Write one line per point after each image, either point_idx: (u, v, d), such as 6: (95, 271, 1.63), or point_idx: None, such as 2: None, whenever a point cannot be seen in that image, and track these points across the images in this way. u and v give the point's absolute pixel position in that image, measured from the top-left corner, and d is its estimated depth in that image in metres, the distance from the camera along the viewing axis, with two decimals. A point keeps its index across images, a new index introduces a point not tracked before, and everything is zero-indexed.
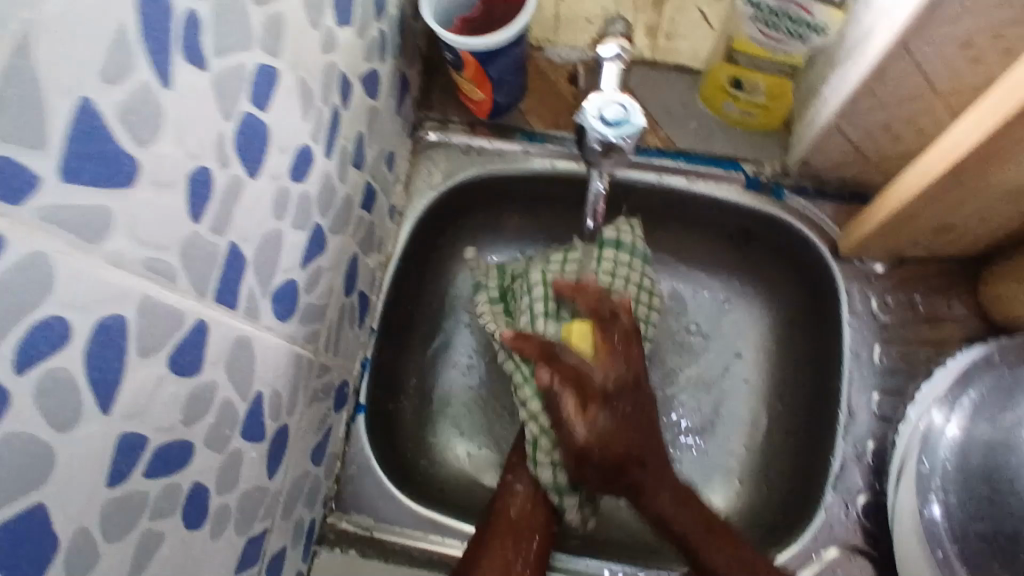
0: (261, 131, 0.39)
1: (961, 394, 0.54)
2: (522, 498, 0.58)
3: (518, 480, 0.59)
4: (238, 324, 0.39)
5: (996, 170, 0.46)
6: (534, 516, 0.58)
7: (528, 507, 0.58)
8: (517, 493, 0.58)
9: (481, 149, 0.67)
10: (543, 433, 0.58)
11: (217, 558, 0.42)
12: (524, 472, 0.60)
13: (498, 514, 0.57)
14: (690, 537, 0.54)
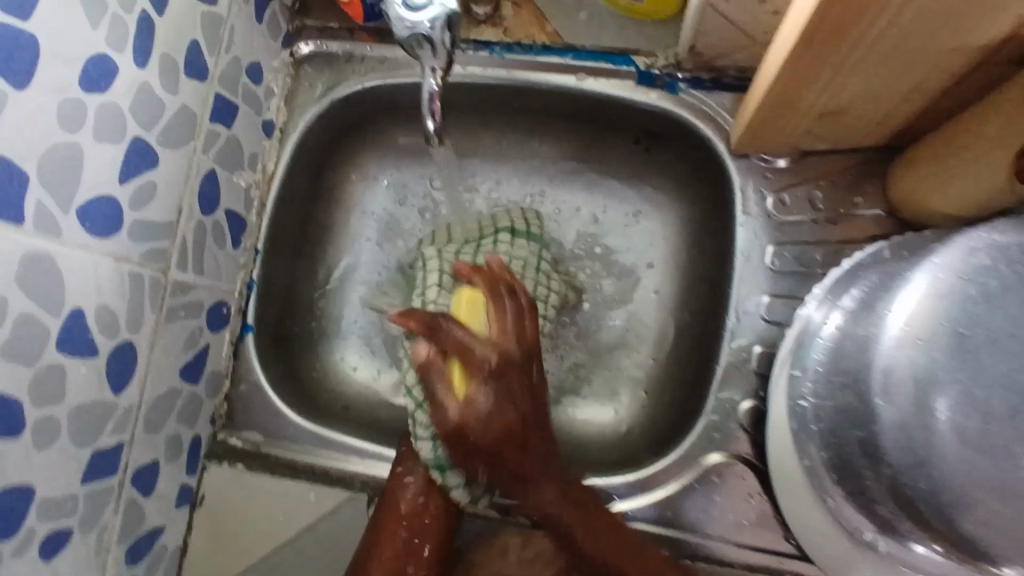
0: (22, 36, 0.37)
1: (845, 293, 0.49)
2: (414, 494, 0.55)
3: (409, 471, 0.56)
4: (27, 240, 0.39)
5: (848, 42, 0.41)
6: (427, 509, 0.55)
7: (420, 501, 0.55)
8: (408, 489, 0.55)
9: (362, 56, 0.63)
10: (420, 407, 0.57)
11: (51, 468, 0.44)
12: (416, 463, 0.57)
13: (387, 511, 0.55)
14: (582, 540, 0.50)
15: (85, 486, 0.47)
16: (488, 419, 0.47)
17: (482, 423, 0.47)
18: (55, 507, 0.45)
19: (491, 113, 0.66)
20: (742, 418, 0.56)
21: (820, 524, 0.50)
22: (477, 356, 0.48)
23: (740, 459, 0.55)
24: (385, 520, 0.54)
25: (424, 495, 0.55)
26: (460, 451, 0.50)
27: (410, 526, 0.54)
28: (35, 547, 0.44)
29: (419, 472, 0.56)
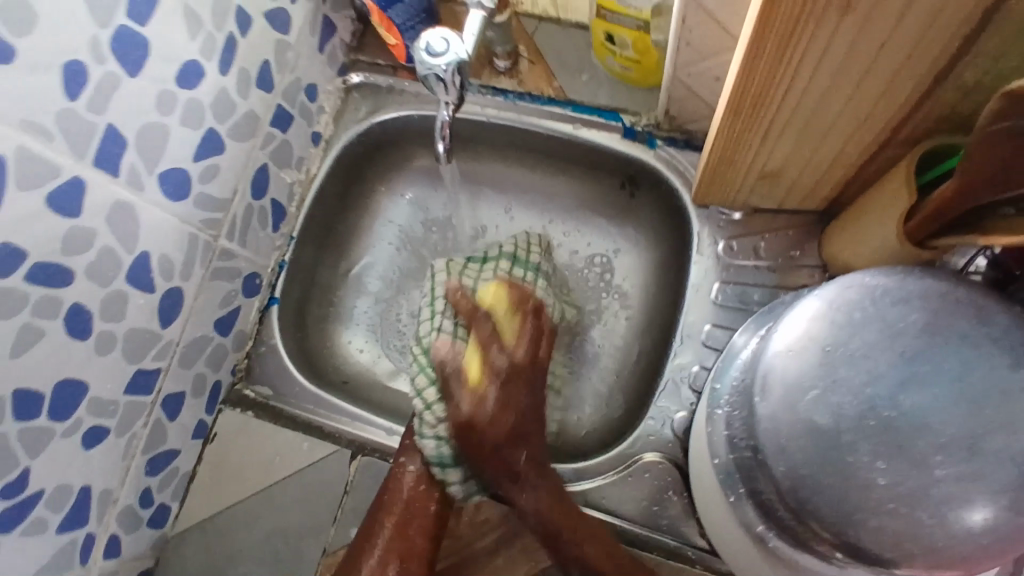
0: (141, 41, 0.51)
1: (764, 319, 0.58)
2: (412, 483, 0.62)
3: (409, 462, 0.63)
4: (118, 189, 0.52)
5: (764, 111, 0.52)
6: (427, 496, 0.63)
7: (420, 489, 0.62)
8: (407, 481, 0.63)
9: (402, 89, 0.77)
10: (430, 409, 0.64)
11: (104, 372, 0.55)
12: (414, 455, 0.64)
13: (390, 495, 0.62)
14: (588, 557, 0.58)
15: (126, 395, 0.58)
16: (495, 416, 0.60)
17: (489, 417, 0.60)
18: (101, 404, 0.56)
19: (504, 148, 0.79)
20: (676, 428, 0.65)
21: (728, 525, 0.58)
22: (496, 357, 0.62)
23: (669, 461, 0.65)
24: (386, 509, 0.62)
25: (422, 485, 0.63)
26: (472, 444, 0.61)
27: (409, 512, 0.62)
28: (79, 433, 0.55)
29: (420, 463, 0.63)
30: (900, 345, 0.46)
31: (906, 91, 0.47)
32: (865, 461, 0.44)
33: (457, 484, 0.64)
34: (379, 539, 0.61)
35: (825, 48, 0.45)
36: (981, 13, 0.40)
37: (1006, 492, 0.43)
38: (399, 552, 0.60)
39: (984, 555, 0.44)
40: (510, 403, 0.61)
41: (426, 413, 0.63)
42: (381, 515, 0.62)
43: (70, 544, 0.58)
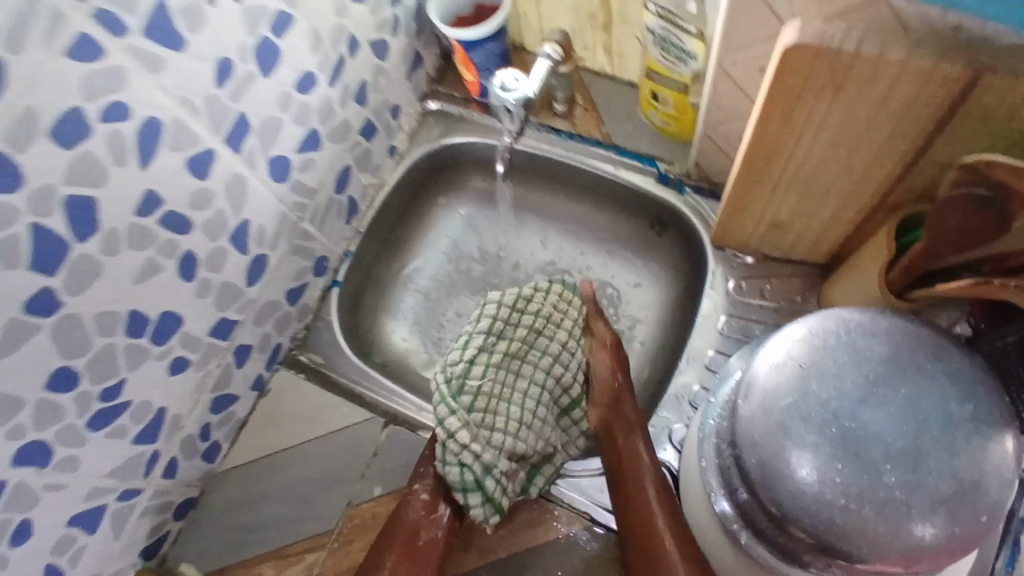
0: (275, 51, 0.63)
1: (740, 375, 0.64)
2: (421, 506, 0.70)
3: (422, 487, 0.71)
4: (237, 165, 0.64)
5: (775, 165, 0.62)
6: (433, 518, 0.70)
7: (425, 511, 0.70)
8: (416, 505, 0.70)
9: (471, 119, 0.90)
10: (449, 438, 0.70)
11: (197, 313, 0.66)
12: (427, 478, 0.71)
13: (399, 523, 0.70)
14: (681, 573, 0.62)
15: (209, 337, 0.69)
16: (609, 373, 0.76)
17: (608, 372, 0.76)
18: (190, 340, 0.66)
19: (551, 180, 0.90)
20: (674, 438, 0.74)
21: (709, 523, 0.66)
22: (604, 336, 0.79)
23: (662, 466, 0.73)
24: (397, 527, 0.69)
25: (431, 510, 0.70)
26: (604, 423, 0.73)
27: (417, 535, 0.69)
28: (169, 360, 0.65)
29: (433, 493, 0.70)
30: (865, 369, 0.54)
31: (891, 164, 0.57)
32: (824, 460, 0.52)
33: (479, 507, 0.69)
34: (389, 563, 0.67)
35: (824, 118, 0.55)
36: (948, 104, 0.50)
37: (942, 501, 0.51)
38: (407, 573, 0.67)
39: (925, 556, 0.51)
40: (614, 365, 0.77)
41: (448, 443, 0.70)
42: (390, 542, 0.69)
43: (140, 456, 0.67)
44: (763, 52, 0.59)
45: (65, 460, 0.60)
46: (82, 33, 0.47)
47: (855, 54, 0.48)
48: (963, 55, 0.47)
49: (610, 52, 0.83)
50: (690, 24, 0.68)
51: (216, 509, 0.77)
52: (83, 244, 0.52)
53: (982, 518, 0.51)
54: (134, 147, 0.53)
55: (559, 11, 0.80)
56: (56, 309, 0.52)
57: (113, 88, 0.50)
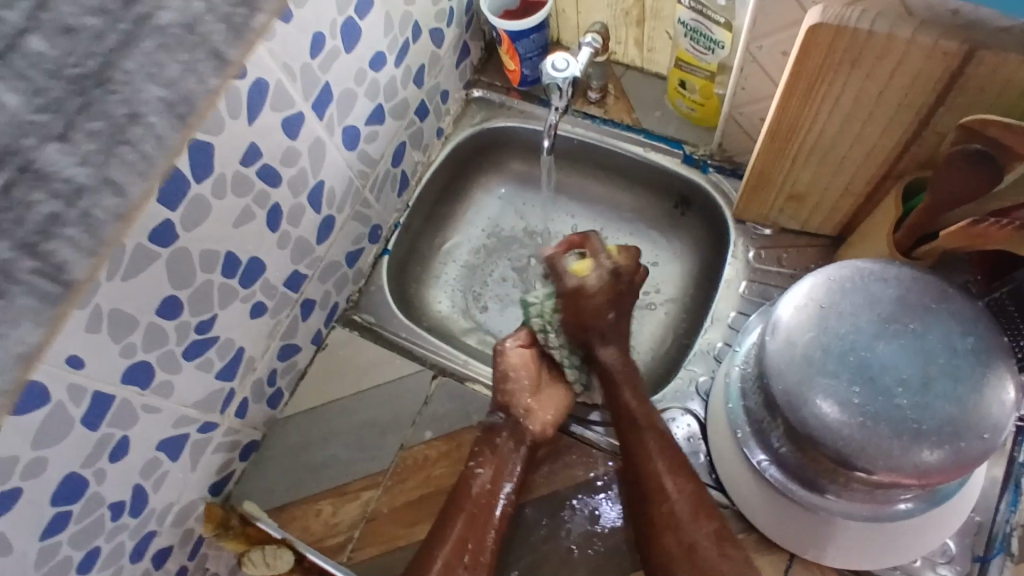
0: (358, 30, 0.72)
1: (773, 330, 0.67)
2: (484, 477, 0.74)
3: (478, 465, 0.75)
4: (319, 130, 0.72)
5: (794, 138, 0.70)
6: (494, 489, 0.73)
7: (489, 485, 0.73)
8: (478, 476, 0.74)
9: (512, 105, 0.98)
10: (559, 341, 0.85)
11: (277, 261, 0.73)
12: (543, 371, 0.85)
13: (461, 493, 0.73)
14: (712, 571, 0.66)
15: (283, 286, 0.76)
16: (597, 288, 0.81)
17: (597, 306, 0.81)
18: (269, 285, 0.73)
19: (584, 163, 0.98)
20: (700, 390, 0.81)
21: (733, 460, 0.74)
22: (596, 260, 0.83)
23: (691, 414, 0.80)
24: (457, 505, 0.73)
25: (495, 482, 0.74)
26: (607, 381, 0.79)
27: (477, 504, 0.72)
28: (251, 303, 0.72)
29: (489, 468, 0.74)
30: (878, 309, 0.62)
31: (898, 135, 0.66)
32: (844, 386, 0.60)
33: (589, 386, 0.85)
34: (453, 527, 0.71)
35: (841, 93, 0.64)
36: (947, 77, 0.59)
37: (947, 422, 0.58)
38: (469, 541, 0.71)
39: (935, 473, 0.57)
40: (608, 306, 0.81)
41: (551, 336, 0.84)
42: (452, 512, 0.72)
43: (219, 391, 0.73)
44: (785, 38, 0.68)
45: (161, 385, 0.65)
46: None
47: (869, 32, 0.57)
48: (959, 35, 0.56)
49: (641, 45, 0.92)
50: (720, 15, 0.76)
51: (277, 453, 0.82)
52: (200, 184, 0.60)
53: (984, 436, 0.57)
54: (245, 105, 0.61)
55: (597, 7, 0.89)
56: (172, 241, 0.59)
57: None
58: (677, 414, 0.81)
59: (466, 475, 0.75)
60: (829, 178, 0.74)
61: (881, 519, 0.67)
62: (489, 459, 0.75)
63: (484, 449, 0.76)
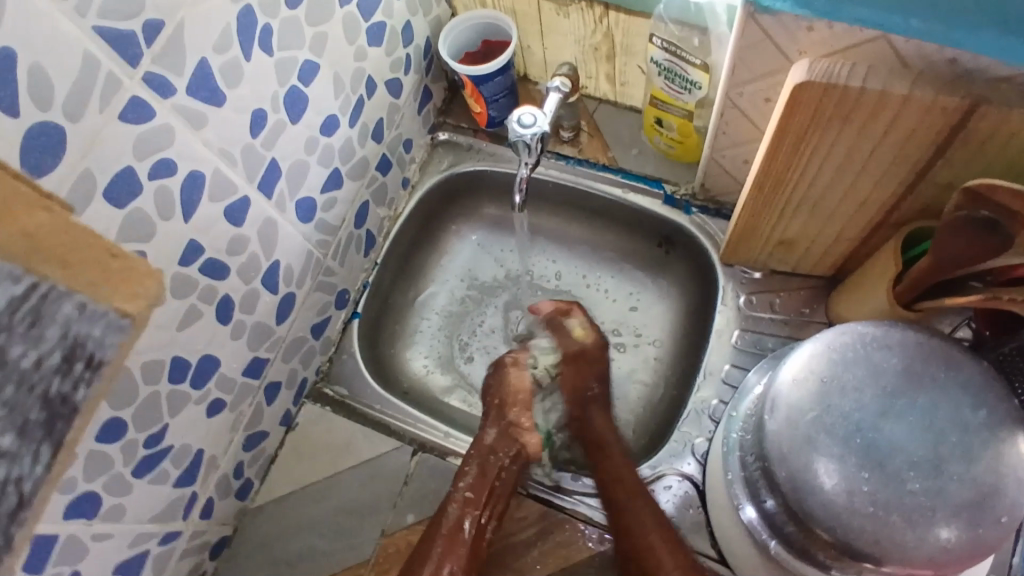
0: (303, 98, 0.66)
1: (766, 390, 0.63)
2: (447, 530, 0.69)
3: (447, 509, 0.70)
4: (268, 209, 0.66)
5: (783, 189, 0.65)
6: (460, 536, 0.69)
7: (453, 535, 0.69)
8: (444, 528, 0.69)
9: (480, 148, 0.92)
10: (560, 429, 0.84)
11: (233, 354, 0.68)
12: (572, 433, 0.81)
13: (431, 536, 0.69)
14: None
15: (242, 376, 0.70)
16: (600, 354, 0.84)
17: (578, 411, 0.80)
18: (226, 380, 0.68)
19: (560, 203, 0.93)
20: (696, 452, 0.77)
21: (733, 531, 0.69)
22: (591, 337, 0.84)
23: (688, 480, 0.76)
24: (438, 525, 0.69)
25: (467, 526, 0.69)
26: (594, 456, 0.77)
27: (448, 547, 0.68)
28: (207, 402, 0.66)
29: (476, 490, 0.71)
30: (883, 381, 0.58)
31: (894, 185, 0.61)
32: (851, 471, 0.55)
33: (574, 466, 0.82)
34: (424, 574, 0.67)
35: (831, 148, 0.59)
36: (947, 132, 0.53)
37: (963, 506, 0.53)
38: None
39: (952, 559, 0.53)
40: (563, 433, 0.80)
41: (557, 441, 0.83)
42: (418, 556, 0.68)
43: (180, 498, 0.67)
44: (764, 87, 0.63)
45: (111, 509, 0.59)
46: (133, 96, 0.50)
47: (859, 90, 0.52)
48: (959, 88, 0.51)
49: (613, 79, 0.86)
50: (695, 57, 0.71)
51: (251, 547, 0.77)
52: None
53: (1003, 520, 0.53)
54: (178, 202, 0.56)
55: (564, 44, 0.84)
56: None
57: (157, 148, 0.53)
58: (673, 480, 0.76)
59: (452, 496, 0.71)
60: (823, 226, 0.69)
61: None
62: (478, 482, 0.72)
63: (471, 463, 0.73)
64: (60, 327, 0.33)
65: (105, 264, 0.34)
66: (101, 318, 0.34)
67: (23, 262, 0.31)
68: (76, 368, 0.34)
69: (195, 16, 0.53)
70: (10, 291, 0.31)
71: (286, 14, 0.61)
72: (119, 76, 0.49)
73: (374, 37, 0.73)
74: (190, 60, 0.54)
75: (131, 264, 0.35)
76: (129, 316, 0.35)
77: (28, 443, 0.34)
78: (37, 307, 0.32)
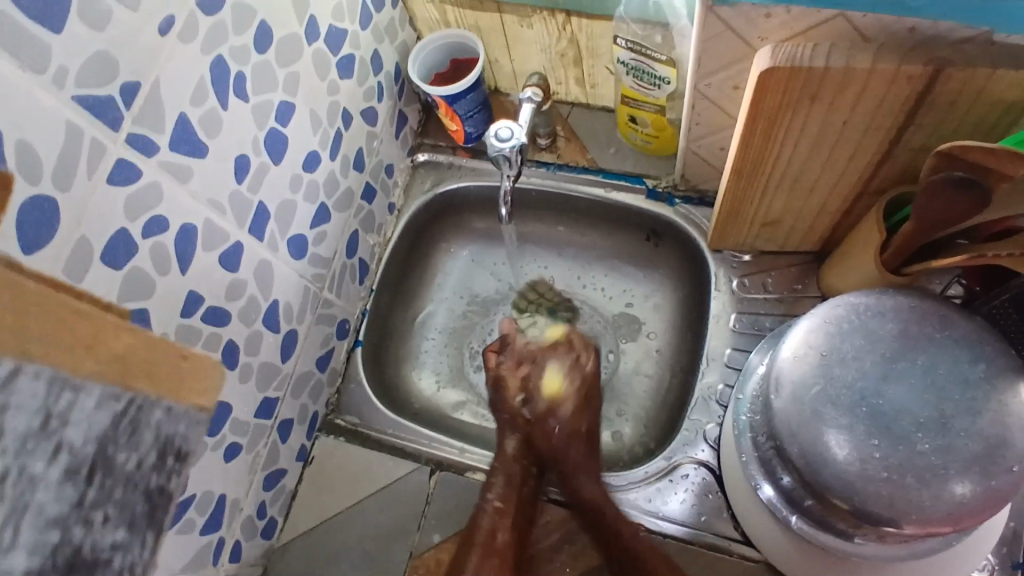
0: (283, 138, 0.67)
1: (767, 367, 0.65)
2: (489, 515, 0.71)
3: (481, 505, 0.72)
4: (262, 251, 0.67)
5: (762, 171, 0.67)
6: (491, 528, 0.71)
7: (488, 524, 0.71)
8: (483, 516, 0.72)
9: (460, 165, 0.94)
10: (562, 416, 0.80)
11: (244, 397, 0.69)
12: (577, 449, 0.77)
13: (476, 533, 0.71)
14: None
15: (255, 418, 0.71)
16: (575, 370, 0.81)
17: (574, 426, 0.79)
18: (239, 423, 0.69)
19: (545, 210, 0.94)
20: (708, 438, 0.78)
21: (754, 510, 0.70)
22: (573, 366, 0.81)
23: (704, 466, 0.77)
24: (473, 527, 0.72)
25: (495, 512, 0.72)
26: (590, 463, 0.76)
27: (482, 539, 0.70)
28: (223, 448, 0.67)
29: (505, 500, 0.73)
30: (881, 348, 0.59)
31: (868, 155, 0.62)
32: (862, 439, 0.57)
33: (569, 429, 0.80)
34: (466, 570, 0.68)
35: (804, 126, 0.60)
36: (913, 99, 0.55)
37: (975, 460, 0.54)
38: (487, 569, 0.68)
39: (969, 512, 0.54)
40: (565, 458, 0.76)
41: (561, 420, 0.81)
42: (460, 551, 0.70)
43: (208, 545, 0.68)
44: (730, 76, 0.64)
45: None
46: (120, 159, 0.51)
47: (824, 69, 0.53)
48: (920, 55, 0.52)
49: (583, 82, 0.88)
50: (660, 53, 0.72)
51: None
52: None
53: (1015, 469, 0.54)
54: (173, 256, 0.57)
55: (531, 54, 0.85)
56: None
57: (148, 206, 0.54)
58: (690, 469, 0.77)
59: (481, 506, 0.72)
60: (805, 202, 0.70)
61: (917, 554, 0.64)
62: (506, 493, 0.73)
63: (498, 475, 0.75)
64: (154, 430, 0.36)
65: (178, 368, 0.38)
66: (183, 417, 0.38)
67: (122, 382, 0.34)
68: (167, 461, 0.38)
69: (169, 73, 0.54)
70: (110, 410, 0.34)
71: (256, 59, 0.62)
72: (103, 141, 0.50)
73: (344, 69, 0.74)
74: (170, 116, 0.55)
75: (198, 361, 0.39)
76: (203, 408, 0.40)
77: (136, 533, 0.37)
78: (135, 418, 0.35)
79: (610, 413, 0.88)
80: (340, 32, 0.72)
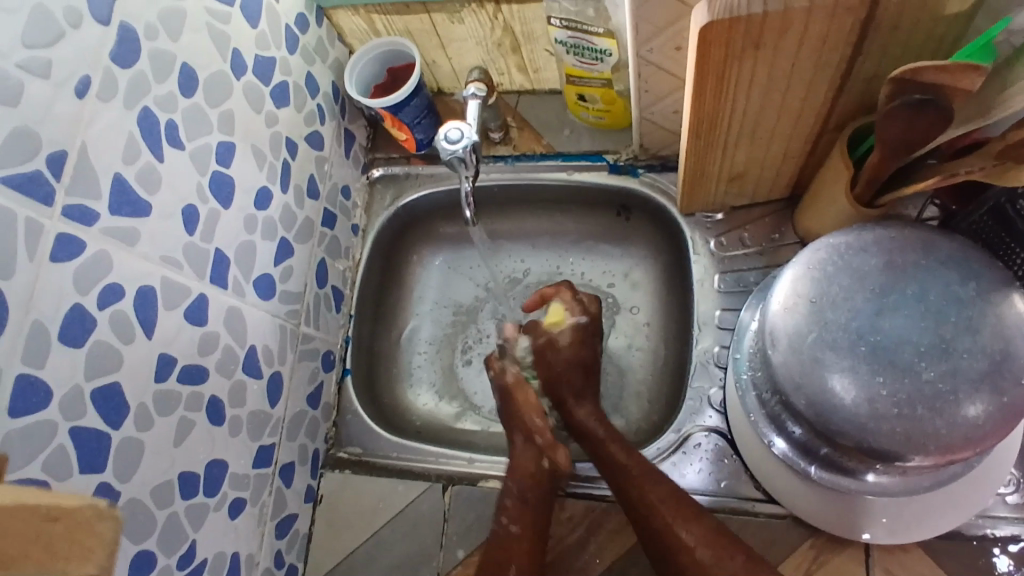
0: (228, 180, 0.65)
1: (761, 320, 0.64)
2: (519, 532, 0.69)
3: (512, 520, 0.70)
4: (229, 299, 0.65)
5: (719, 127, 0.65)
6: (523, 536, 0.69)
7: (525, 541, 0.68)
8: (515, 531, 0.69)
9: (417, 173, 0.92)
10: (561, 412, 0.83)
11: (239, 450, 0.66)
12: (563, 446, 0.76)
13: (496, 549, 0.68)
14: None
15: (254, 469, 0.69)
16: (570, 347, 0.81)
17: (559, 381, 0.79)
18: (238, 477, 0.66)
19: (511, 204, 0.93)
20: (714, 403, 0.77)
21: (773, 466, 0.70)
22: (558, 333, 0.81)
23: (715, 432, 0.76)
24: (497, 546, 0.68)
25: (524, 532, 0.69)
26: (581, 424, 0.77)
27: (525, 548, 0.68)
28: (226, 506, 0.65)
29: (522, 520, 0.70)
30: (870, 284, 0.58)
31: (822, 93, 0.61)
32: (866, 378, 0.56)
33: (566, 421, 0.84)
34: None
35: (752, 74, 0.59)
36: (857, 29, 0.54)
37: (981, 378, 0.54)
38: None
39: (985, 431, 0.54)
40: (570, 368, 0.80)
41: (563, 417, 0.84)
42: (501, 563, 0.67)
43: None
44: (670, 37, 0.63)
45: None
46: (60, 234, 0.49)
47: (763, 14, 0.52)
48: None
49: (525, 69, 0.86)
50: (596, 26, 0.70)
51: None
52: (120, 429, 0.53)
53: None
54: (136, 322, 0.55)
55: (467, 48, 0.83)
56: (116, 500, 0.53)
57: (100, 276, 0.52)
58: (701, 437, 0.76)
59: (500, 531, 0.69)
60: (767, 150, 0.69)
61: (943, 482, 0.64)
62: (523, 515, 0.70)
63: (511, 493, 0.72)
64: None
65: (51, 535, 0.29)
66: None
67: None
68: None
69: (93, 136, 0.51)
70: None
71: (185, 103, 0.60)
72: (38, 219, 0.47)
73: (279, 98, 0.72)
74: (104, 180, 0.52)
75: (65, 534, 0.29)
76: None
77: None
78: None
79: (613, 395, 0.86)
80: (267, 60, 0.70)
